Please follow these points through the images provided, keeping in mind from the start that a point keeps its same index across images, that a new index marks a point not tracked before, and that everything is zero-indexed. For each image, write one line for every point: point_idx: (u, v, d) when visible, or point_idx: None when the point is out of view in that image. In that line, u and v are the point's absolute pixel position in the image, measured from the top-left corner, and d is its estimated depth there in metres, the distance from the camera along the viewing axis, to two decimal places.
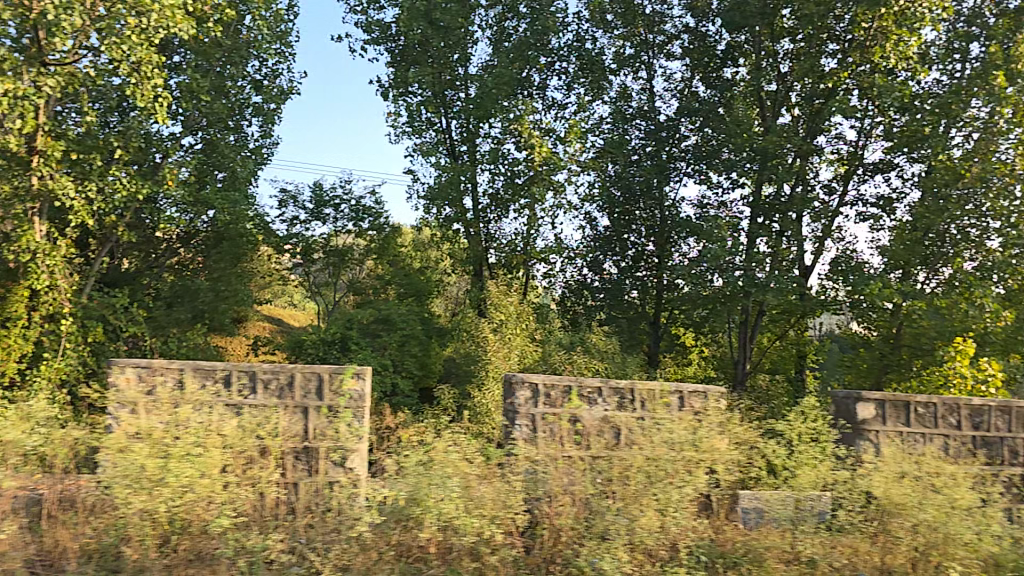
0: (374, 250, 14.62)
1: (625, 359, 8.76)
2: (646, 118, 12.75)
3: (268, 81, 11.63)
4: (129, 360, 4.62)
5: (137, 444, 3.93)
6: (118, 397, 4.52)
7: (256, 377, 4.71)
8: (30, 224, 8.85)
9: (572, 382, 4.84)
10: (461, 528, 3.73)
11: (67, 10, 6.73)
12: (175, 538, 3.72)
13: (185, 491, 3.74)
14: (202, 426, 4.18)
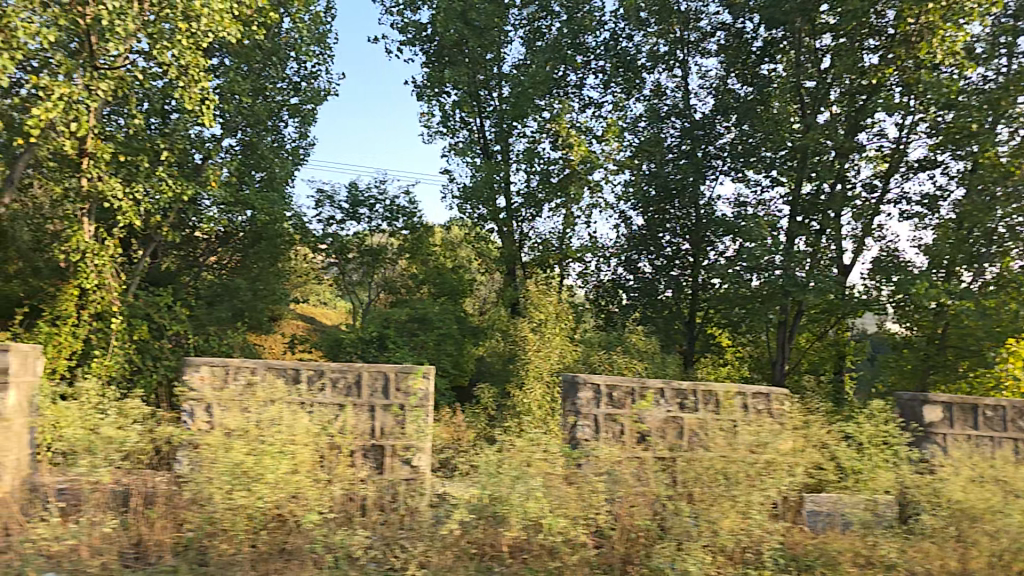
0: (407, 250, 14.76)
1: (664, 359, 8.72)
2: (681, 116, 12.65)
3: (306, 82, 11.80)
4: (205, 359, 4.72)
5: (232, 441, 4.03)
6: (195, 395, 4.67)
7: (326, 376, 4.84)
8: (80, 225, 9.12)
9: (633, 384, 4.87)
10: (548, 528, 3.70)
11: (120, 16, 6.94)
12: (259, 534, 3.72)
13: (281, 489, 3.85)
14: (290, 426, 4.26)
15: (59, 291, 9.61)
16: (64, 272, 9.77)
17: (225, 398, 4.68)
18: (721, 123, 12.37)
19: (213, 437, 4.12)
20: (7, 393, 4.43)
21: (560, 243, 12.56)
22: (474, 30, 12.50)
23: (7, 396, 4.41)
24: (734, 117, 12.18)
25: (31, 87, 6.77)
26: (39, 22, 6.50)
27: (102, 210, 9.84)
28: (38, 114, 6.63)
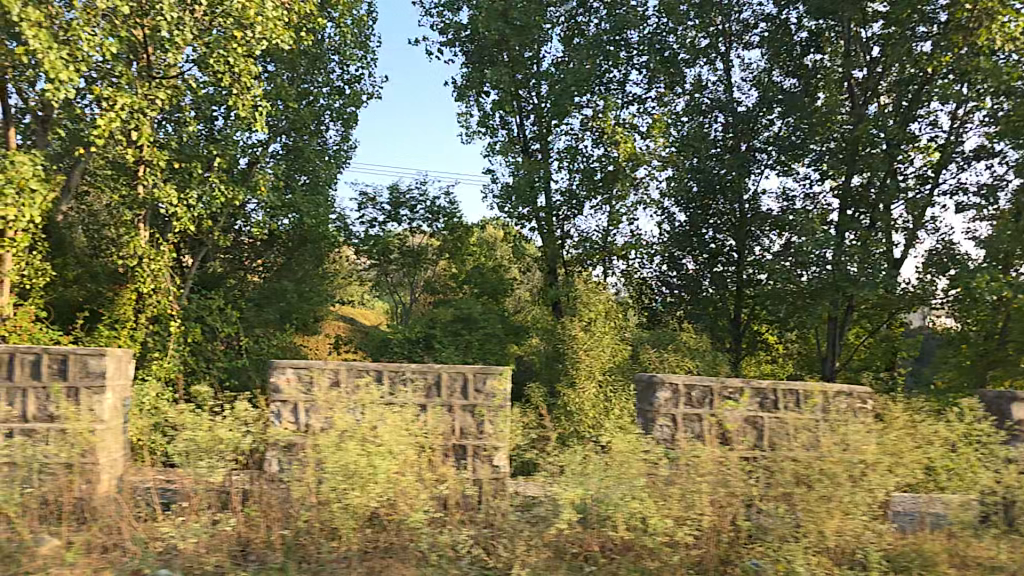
0: (447, 252, 14.87)
1: (716, 357, 8.64)
2: (725, 111, 12.48)
3: (349, 86, 11.95)
4: (289, 361, 4.59)
5: (350, 439, 3.94)
6: (277, 397, 4.56)
7: (404, 376, 4.66)
8: (136, 231, 9.41)
9: (714, 383, 4.68)
10: (655, 527, 3.67)
11: (178, 26, 7.16)
12: (371, 532, 3.80)
13: (386, 483, 3.80)
14: (394, 424, 4.11)
15: (118, 294, 9.90)
16: (123, 277, 10.05)
17: (309, 403, 4.58)
18: (766, 115, 12.18)
19: (331, 434, 4.03)
20: (103, 395, 4.48)
21: (603, 242, 12.50)
22: (516, 29, 12.50)
23: (103, 398, 4.46)
24: (779, 110, 11.97)
25: (93, 98, 6.99)
26: (101, 35, 6.65)
27: (157, 216, 10.11)
28: (100, 122, 6.87)
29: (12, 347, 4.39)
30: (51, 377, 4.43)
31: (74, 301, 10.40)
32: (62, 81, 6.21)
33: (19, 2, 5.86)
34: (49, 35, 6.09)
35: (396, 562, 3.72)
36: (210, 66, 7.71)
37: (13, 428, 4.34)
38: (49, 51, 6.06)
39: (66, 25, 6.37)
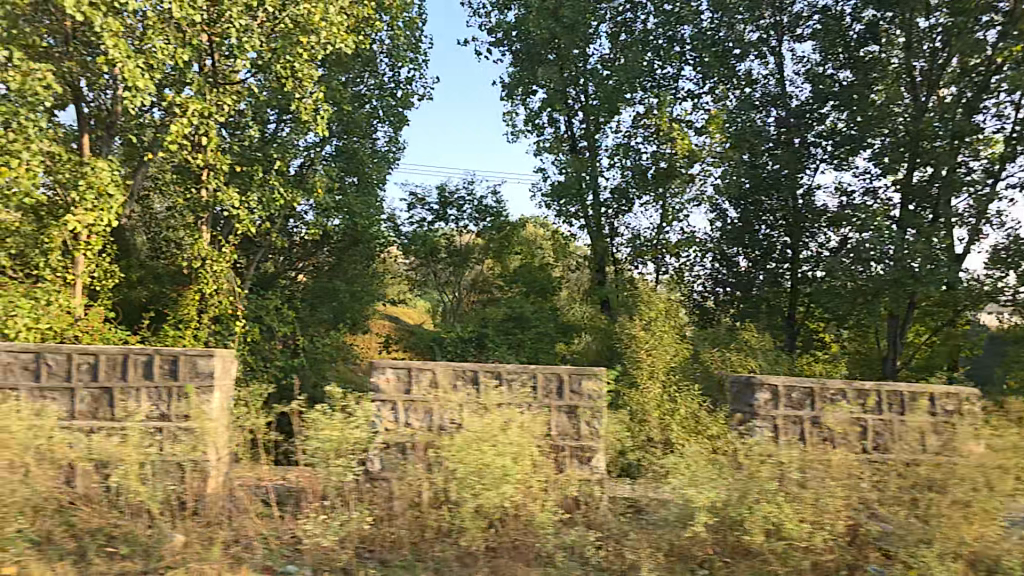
0: (492, 251, 15.31)
1: (779, 357, 8.52)
2: (777, 106, 12.27)
3: (400, 87, 12.04)
4: (390, 361, 4.47)
5: (483, 440, 3.88)
6: (378, 396, 4.43)
7: (501, 376, 4.54)
8: (200, 234, 9.66)
9: (814, 385, 4.54)
10: (792, 533, 3.60)
11: (247, 33, 7.38)
12: (493, 535, 3.75)
13: (516, 485, 3.79)
14: (514, 425, 4.08)
15: (182, 295, 10.15)
16: (188, 279, 10.28)
17: (409, 402, 4.43)
18: (821, 109, 11.95)
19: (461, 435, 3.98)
20: (212, 396, 4.53)
21: (655, 239, 12.29)
22: (565, 27, 12.48)
23: (210, 399, 4.50)
24: (835, 103, 11.76)
25: (165, 105, 7.20)
26: (173, 43, 6.81)
27: (219, 219, 10.34)
28: (172, 129, 7.08)
29: (127, 348, 4.49)
30: (162, 377, 4.50)
31: (140, 302, 10.68)
32: (138, 88, 6.38)
33: (101, 13, 6.07)
34: (127, 44, 6.29)
35: (522, 558, 3.72)
36: (272, 72, 7.89)
37: (112, 427, 4.39)
38: (126, 60, 6.25)
39: (141, 34, 6.56)
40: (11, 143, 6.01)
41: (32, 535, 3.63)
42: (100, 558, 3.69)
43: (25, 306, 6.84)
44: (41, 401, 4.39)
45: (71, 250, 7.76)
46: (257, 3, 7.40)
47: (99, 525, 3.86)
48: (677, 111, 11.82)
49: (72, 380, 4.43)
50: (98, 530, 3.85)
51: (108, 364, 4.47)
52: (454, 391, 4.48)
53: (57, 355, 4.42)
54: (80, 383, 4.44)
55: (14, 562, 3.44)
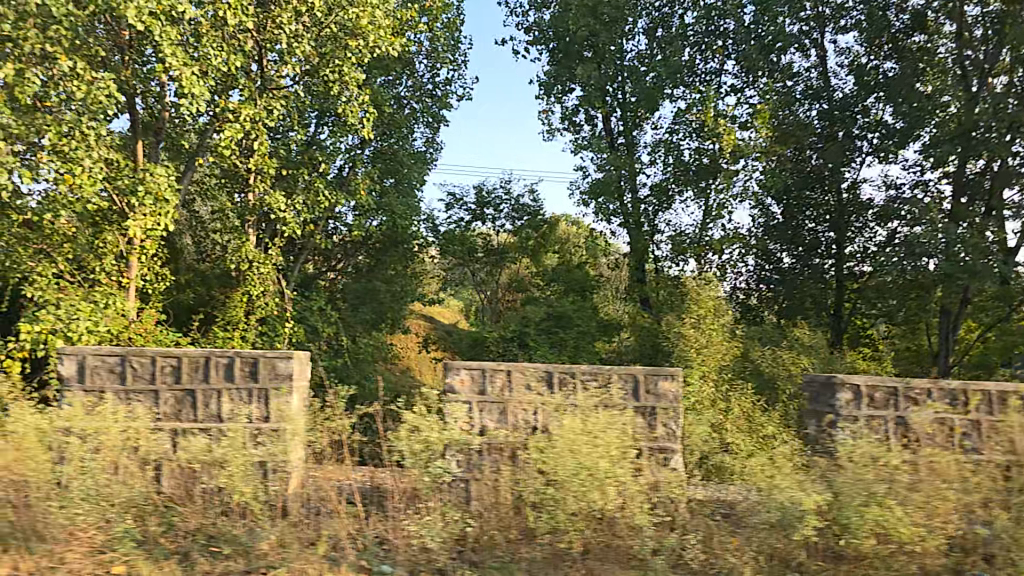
0: (529, 250, 15.31)
1: (832, 354, 8.40)
2: (820, 99, 12.04)
3: (439, 88, 12.08)
4: (463, 361, 4.41)
5: (584, 438, 3.77)
6: (453, 398, 4.36)
7: (576, 378, 4.42)
8: (247, 236, 9.80)
9: (898, 385, 4.43)
10: (902, 536, 3.42)
11: (297, 40, 7.49)
12: (591, 537, 3.65)
13: (620, 487, 3.69)
14: (610, 424, 3.97)
15: (230, 298, 10.28)
16: (234, 281, 10.42)
17: (483, 404, 4.37)
18: (866, 101, 11.71)
19: (559, 433, 3.87)
20: (292, 398, 4.47)
21: (699, 236, 12.12)
22: (604, 24, 12.41)
23: (291, 401, 4.45)
24: (882, 95, 11.52)
25: (218, 111, 7.32)
26: (229, 51, 6.96)
27: (266, 222, 10.47)
28: (226, 134, 7.20)
29: (209, 351, 4.49)
30: (243, 378, 4.48)
31: (190, 305, 10.84)
32: (194, 95, 6.49)
33: (160, 22, 6.18)
34: (183, 51, 6.42)
35: (614, 562, 3.66)
36: (320, 76, 7.97)
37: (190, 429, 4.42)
38: (183, 68, 6.37)
39: (198, 41, 6.66)
40: (74, 151, 6.15)
41: (135, 533, 3.75)
42: (203, 557, 3.72)
43: (85, 310, 7.00)
44: (127, 403, 4.43)
45: (124, 254, 7.90)
46: (306, 8, 7.47)
47: (195, 524, 3.92)
48: (723, 106, 11.28)
49: (156, 382, 4.45)
50: (199, 530, 3.90)
51: (190, 366, 4.48)
52: (527, 393, 4.39)
53: (142, 357, 4.44)
54: (164, 385, 4.46)
55: (119, 561, 3.57)
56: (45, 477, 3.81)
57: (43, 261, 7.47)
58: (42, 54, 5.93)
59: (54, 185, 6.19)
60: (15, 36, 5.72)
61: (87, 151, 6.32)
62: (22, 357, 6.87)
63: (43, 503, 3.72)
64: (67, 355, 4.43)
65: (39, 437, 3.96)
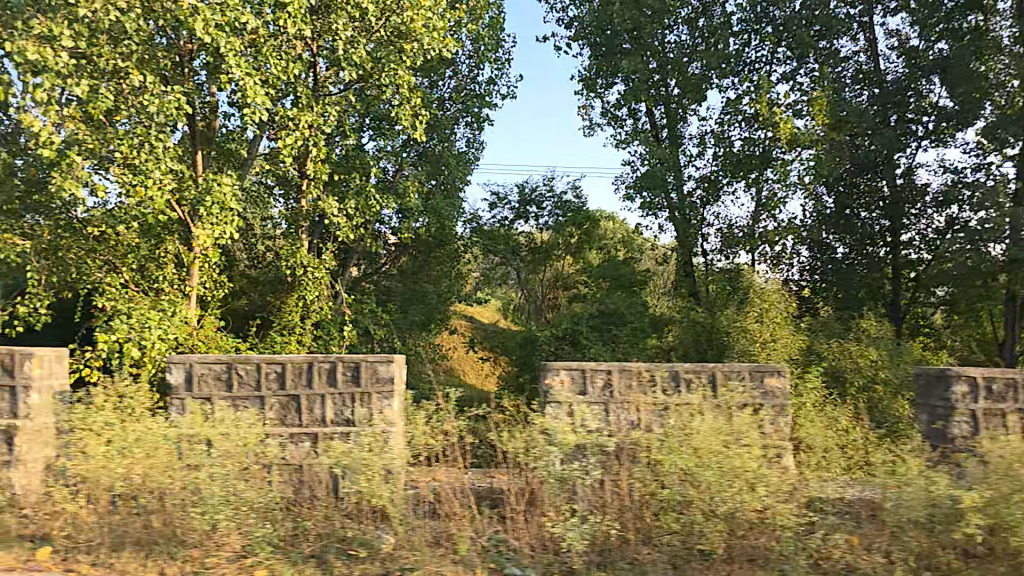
0: (574, 248, 15.24)
1: (902, 346, 8.19)
2: (873, 83, 11.75)
3: (484, 88, 12.06)
4: (563, 361, 4.47)
5: (727, 441, 3.71)
6: (555, 399, 4.43)
7: (678, 376, 4.46)
8: (300, 242, 9.88)
9: (1018, 376, 4.32)
10: None
11: (354, 45, 7.58)
12: (728, 541, 3.57)
13: (755, 485, 3.59)
14: (746, 424, 3.89)
15: (285, 303, 10.38)
16: (287, 285, 10.51)
17: (586, 403, 4.43)
18: (923, 84, 11.38)
19: (694, 429, 3.79)
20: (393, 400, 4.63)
21: (751, 228, 11.90)
22: (648, 17, 12.34)
23: (393, 404, 4.59)
24: (938, 77, 11.18)
25: (278, 118, 7.41)
26: (288, 59, 7.06)
27: (319, 227, 10.58)
28: (285, 141, 7.30)
29: (311, 357, 4.65)
30: (346, 384, 4.65)
31: (246, 310, 10.96)
32: (257, 103, 6.58)
33: (225, 34, 6.33)
34: (247, 61, 6.54)
35: (742, 561, 3.59)
36: (374, 81, 8.04)
37: (295, 434, 4.60)
38: (246, 77, 6.46)
39: (259, 51, 6.77)
40: (142, 164, 6.28)
41: (273, 539, 3.80)
42: (341, 561, 3.76)
43: (156, 319, 7.11)
44: (235, 409, 4.63)
45: (185, 262, 7.98)
46: (359, 13, 7.56)
47: (327, 528, 3.95)
48: (777, 94, 10.97)
49: (262, 389, 4.64)
50: (328, 535, 3.93)
51: (294, 373, 4.66)
52: (629, 393, 4.44)
53: (247, 366, 4.63)
54: (269, 391, 4.65)
55: (262, 564, 3.68)
56: (180, 486, 3.79)
57: (110, 273, 7.66)
58: (113, 69, 6.12)
59: (125, 197, 6.35)
60: (91, 52, 5.97)
61: (155, 163, 6.40)
62: (99, 365, 7.08)
63: (184, 509, 3.75)
64: (177, 364, 4.67)
65: (168, 445, 3.98)
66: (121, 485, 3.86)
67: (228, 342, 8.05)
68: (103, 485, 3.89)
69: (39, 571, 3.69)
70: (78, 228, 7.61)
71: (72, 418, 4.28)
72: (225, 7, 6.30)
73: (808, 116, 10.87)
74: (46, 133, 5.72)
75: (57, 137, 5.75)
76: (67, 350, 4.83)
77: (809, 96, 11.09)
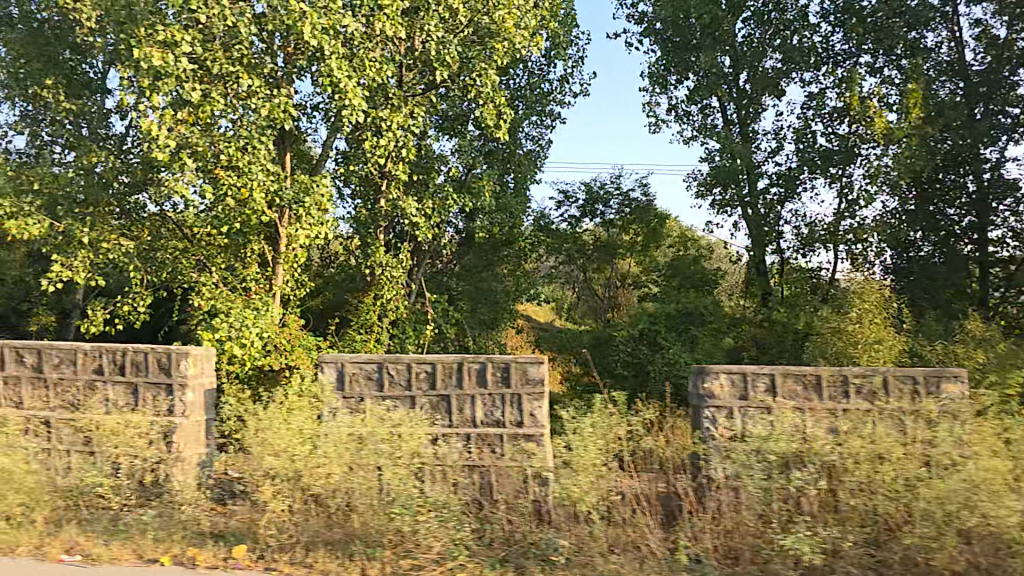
0: (642, 245, 15.02)
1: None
2: (958, 75, 11.27)
3: (556, 85, 11.93)
4: (724, 365, 4.39)
5: (959, 456, 3.56)
6: (717, 403, 4.38)
7: (848, 380, 4.26)
8: (378, 242, 9.96)
9: None
10: None
11: (446, 46, 7.66)
12: (959, 551, 3.34)
13: (984, 496, 3.35)
14: (968, 437, 3.70)
15: (362, 301, 10.39)
16: (364, 284, 10.56)
17: (748, 408, 4.35)
18: (1011, 76, 10.92)
19: (882, 443, 3.75)
20: (544, 402, 4.63)
21: (834, 226, 11.54)
22: (724, 10, 12.11)
23: (544, 407, 4.60)
24: None
25: (371, 120, 7.46)
26: (382, 62, 7.17)
27: (393, 227, 10.63)
28: (378, 142, 7.39)
29: (461, 357, 4.71)
30: (495, 385, 4.67)
31: (323, 309, 11.07)
32: (354, 106, 6.68)
33: (330, 38, 6.47)
34: (346, 63, 6.65)
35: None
36: (460, 81, 8.11)
37: (444, 433, 4.63)
38: (347, 80, 6.56)
39: (353, 52, 6.85)
40: (246, 165, 6.40)
41: (467, 544, 3.83)
42: (537, 566, 3.71)
43: (252, 317, 7.23)
44: (386, 408, 4.71)
45: (269, 262, 7.97)
46: (449, 13, 7.65)
47: (515, 532, 3.96)
48: (868, 87, 10.56)
49: (413, 389, 4.72)
50: (519, 539, 3.92)
51: (443, 373, 4.72)
52: (795, 398, 4.32)
53: (400, 366, 4.71)
54: (420, 391, 4.73)
55: (462, 569, 3.68)
56: (371, 484, 3.86)
57: (204, 272, 7.74)
58: (225, 74, 6.29)
59: (228, 199, 6.51)
60: (206, 57, 6.18)
61: (257, 164, 6.51)
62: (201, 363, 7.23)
63: (377, 510, 3.82)
64: (330, 363, 4.79)
65: (358, 444, 4.05)
66: (312, 480, 3.89)
67: (310, 339, 8.12)
68: (300, 484, 3.93)
69: (241, 568, 3.70)
70: (177, 230, 7.82)
71: (253, 421, 4.39)
72: (327, 11, 6.45)
73: (901, 110, 10.41)
74: (161, 135, 5.95)
75: (170, 140, 5.98)
76: (215, 349, 5.05)
77: (899, 88, 10.62)
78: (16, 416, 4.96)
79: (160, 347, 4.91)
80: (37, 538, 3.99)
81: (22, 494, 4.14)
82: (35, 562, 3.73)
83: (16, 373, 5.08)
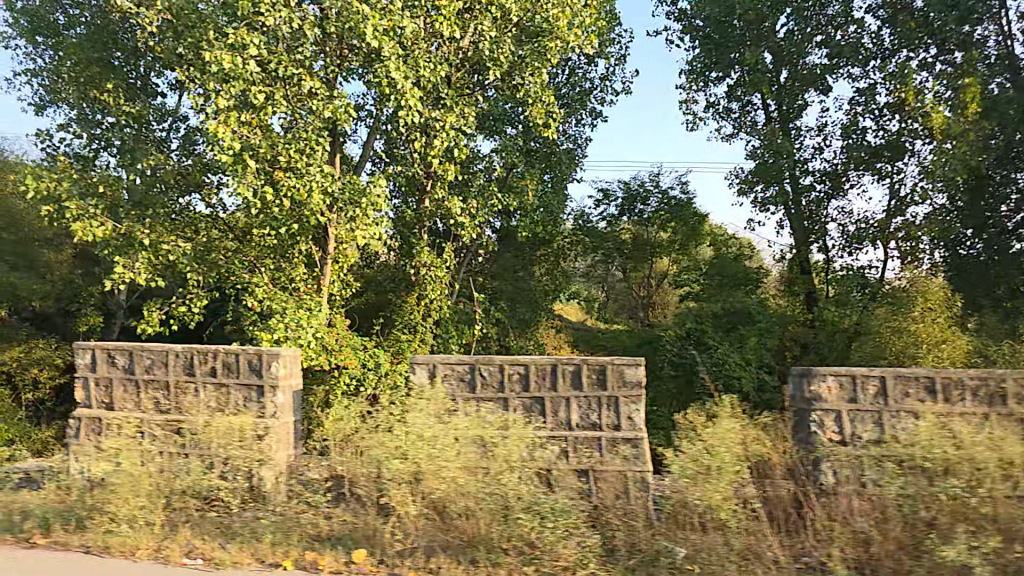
0: (682, 244, 14.83)
1: None
2: (1009, 68, 10.97)
3: (597, 84, 11.82)
4: (830, 367, 4.27)
5: None
6: (824, 406, 4.24)
7: (962, 383, 4.08)
8: (422, 242, 9.94)
9: None
10: None
11: (497, 45, 7.68)
12: None
13: None
14: None
15: (405, 301, 10.34)
16: (406, 284, 10.53)
17: (858, 412, 4.20)
18: None
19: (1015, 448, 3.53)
20: (642, 405, 4.59)
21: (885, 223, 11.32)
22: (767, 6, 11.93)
23: (642, 409, 4.56)
24: None
25: (423, 121, 7.46)
26: (435, 62, 7.19)
27: (436, 226, 10.60)
28: (433, 143, 7.38)
29: (555, 359, 4.66)
30: (591, 387, 4.63)
31: (366, 309, 11.05)
32: (411, 107, 6.71)
33: (389, 40, 6.50)
34: (403, 63, 6.66)
35: None
36: (511, 81, 8.12)
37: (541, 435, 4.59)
38: (404, 81, 6.58)
39: (407, 52, 6.86)
40: (304, 166, 6.46)
41: (595, 551, 3.71)
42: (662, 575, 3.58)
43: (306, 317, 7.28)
44: (480, 409, 4.68)
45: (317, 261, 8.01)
46: (500, 14, 7.65)
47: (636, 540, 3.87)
48: (921, 81, 10.33)
49: (506, 390, 4.69)
50: (643, 547, 3.85)
51: (537, 375, 4.68)
52: (906, 402, 4.16)
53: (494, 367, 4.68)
54: (513, 392, 4.70)
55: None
56: (496, 492, 3.85)
57: (258, 274, 7.78)
58: (289, 76, 6.39)
59: (288, 201, 6.56)
60: (270, 60, 6.26)
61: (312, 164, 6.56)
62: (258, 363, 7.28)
63: (498, 517, 3.77)
64: (422, 365, 4.79)
65: (457, 445, 4.04)
66: (435, 485, 3.88)
67: (358, 338, 8.10)
68: (418, 487, 3.92)
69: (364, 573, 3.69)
70: (233, 231, 7.91)
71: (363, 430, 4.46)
72: (386, 12, 6.52)
73: (954, 104, 10.16)
74: (227, 136, 5.99)
75: (234, 141, 6.01)
76: (302, 350, 5.09)
77: (952, 82, 10.38)
78: (109, 416, 5.07)
79: (250, 348, 4.96)
80: (155, 542, 3.99)
81: (142, 497, 4.16)
82: (158, 566, 3.76)
83: (107, 374, 5.15)
